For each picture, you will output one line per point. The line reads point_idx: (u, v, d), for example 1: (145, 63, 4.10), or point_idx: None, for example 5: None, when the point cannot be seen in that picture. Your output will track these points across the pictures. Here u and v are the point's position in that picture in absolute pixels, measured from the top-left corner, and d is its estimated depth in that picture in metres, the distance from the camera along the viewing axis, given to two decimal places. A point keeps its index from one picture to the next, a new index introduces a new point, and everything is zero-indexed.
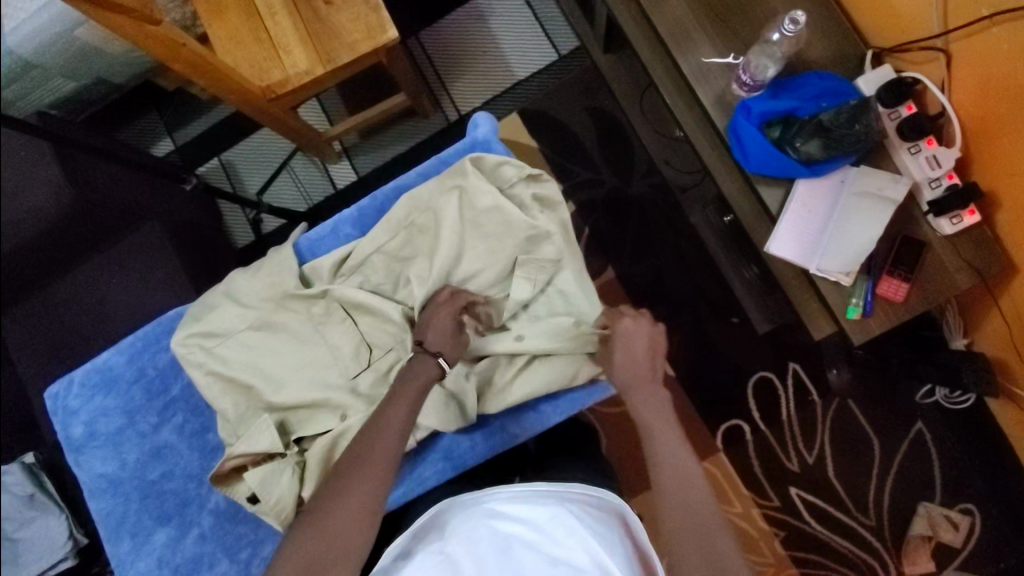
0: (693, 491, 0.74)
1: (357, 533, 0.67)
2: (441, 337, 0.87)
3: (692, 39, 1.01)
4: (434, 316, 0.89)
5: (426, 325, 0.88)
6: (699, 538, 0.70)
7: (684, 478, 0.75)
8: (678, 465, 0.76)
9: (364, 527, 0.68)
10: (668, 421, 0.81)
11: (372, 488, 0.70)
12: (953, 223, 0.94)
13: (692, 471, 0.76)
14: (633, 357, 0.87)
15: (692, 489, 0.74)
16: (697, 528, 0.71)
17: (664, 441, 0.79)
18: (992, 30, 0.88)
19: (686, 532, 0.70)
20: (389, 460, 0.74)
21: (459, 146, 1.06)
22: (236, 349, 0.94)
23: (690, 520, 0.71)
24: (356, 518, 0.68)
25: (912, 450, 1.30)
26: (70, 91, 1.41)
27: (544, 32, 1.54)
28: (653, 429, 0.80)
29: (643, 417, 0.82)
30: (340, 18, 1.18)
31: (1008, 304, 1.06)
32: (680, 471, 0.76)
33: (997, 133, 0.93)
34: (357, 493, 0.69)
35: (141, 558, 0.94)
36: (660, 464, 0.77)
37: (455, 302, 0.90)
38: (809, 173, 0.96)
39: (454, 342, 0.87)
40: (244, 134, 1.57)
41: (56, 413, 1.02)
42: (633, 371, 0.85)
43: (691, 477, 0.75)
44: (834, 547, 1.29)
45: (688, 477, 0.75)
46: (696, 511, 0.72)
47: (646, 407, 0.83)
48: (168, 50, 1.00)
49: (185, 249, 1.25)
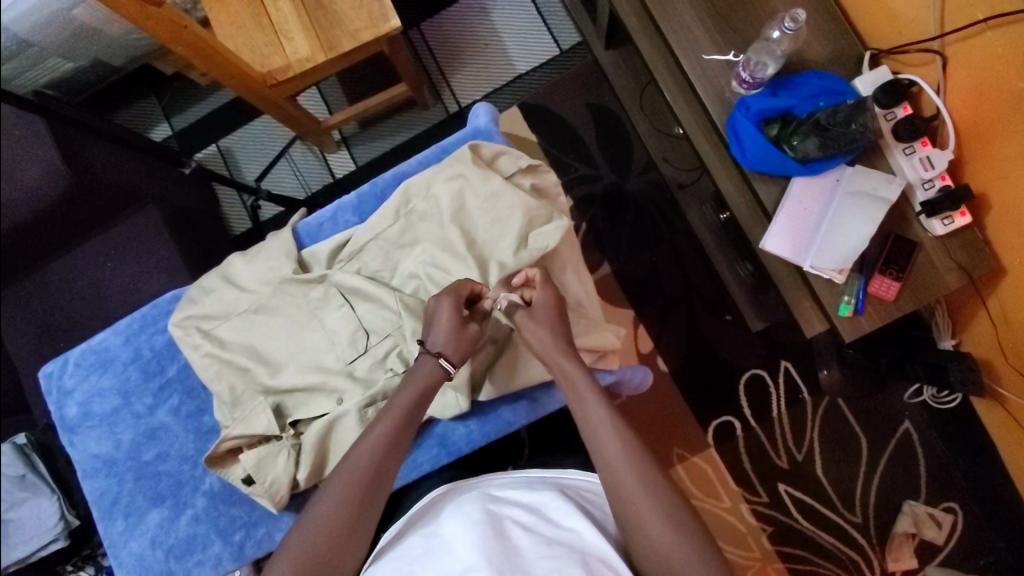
0: (647, 485, 0.68)
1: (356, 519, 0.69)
2: (445, 342, 0.81)
3: (694, 36, 1.02)
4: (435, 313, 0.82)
5: (428, 323, 0.82)
6: (670, 531, 0.65)
7: (635, 472, 0.69)
8: (627, 458, 0.70)
9: (366, 517, 0.70)
10: (606, 411, 0.75)
11: (358, 495, 0.70)
12: (944, 224, 0.96)
13: (644, 461, 0.70)
14: (550, 327, 0.82)
15: (648, 480, 0.68)
16: (662, 523, 0.66)
17: (604, 435, 0.72)
18: (988, 33, 0.90)
19: (643, 514, 0.66)
20: (391, 442, 0.75)
21: (460, 135, 1.06)
22: (232, 332, 0.95)
23: (650, 513, 0.66)
24: (352, 516, 0.69)
25: (898, 449, 1.32)
26: (67, 72, 1.40)
27: (546, 27, 1.55)
28: (590, 422, 0.74)
29: (581, 386, 0.78)
30: (343, 7, 1.18)
31: (995, 307, 1.08)
32: (628, 460, 0.70)
33: (990, 135, 0.95)
34: (347, 502, 0.70)
35: (134, 538, 0.95)
36: (607, 461, 0.71)
37: (451, 292, 0.83)
38: (806, 171, 0.98)
39: (459, 347, 0.82)
40: (243, 121, 1.57)
41: (50, 392, 1.04)
42: (549, 346, 0.81)
43: (644, 469, 0.69)
44: (819, 544, 1.30)
45: (628, 448, 0.71)
46: (655, 502, 0.67)
47: (583, 400, 0.76)
48: (169, 33, 1.00)
49: (181, 232, 1.25)
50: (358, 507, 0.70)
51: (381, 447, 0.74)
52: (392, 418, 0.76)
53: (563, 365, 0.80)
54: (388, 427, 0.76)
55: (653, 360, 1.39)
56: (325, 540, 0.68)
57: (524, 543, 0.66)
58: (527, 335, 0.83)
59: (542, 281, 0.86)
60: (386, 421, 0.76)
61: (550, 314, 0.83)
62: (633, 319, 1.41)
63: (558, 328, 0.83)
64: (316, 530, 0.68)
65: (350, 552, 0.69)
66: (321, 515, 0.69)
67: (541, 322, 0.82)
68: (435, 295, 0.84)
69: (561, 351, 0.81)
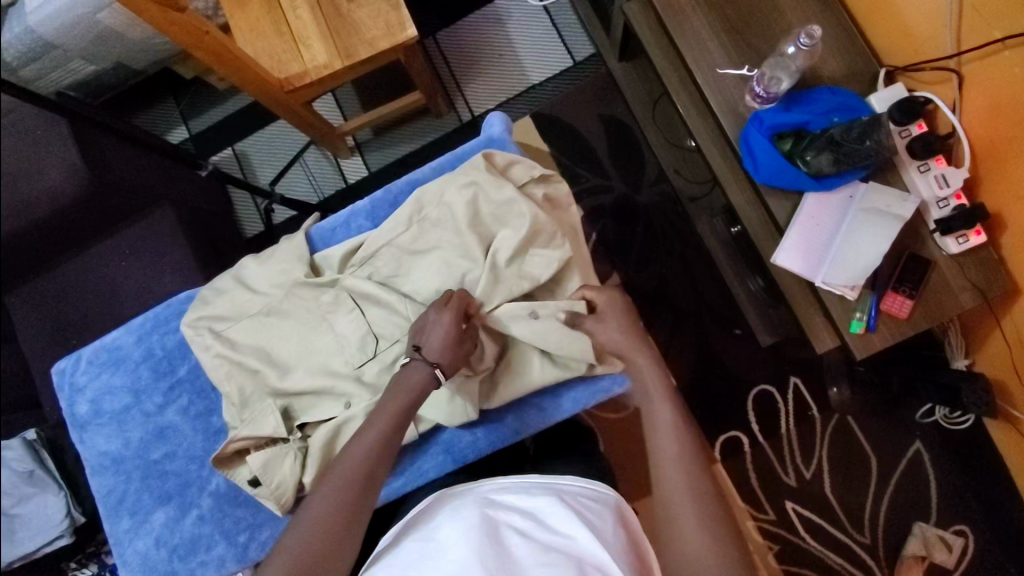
0: (696, 496, 0.66)
1: (347, 517, 0.70)
2: (441, 348, 0.81)
3: (708, 50, 1.02)
4: (434, 322, 0.83)
5: (424, 329, 0.83)
6: (708, 542, 0.63)
7: (688, 481, 0.67)
8: (679, 462, 0.68)
9: (355, 517, 0.70)
10: (672, 415, 0.73)
11: (346, 504, 0.70)
12: (959, 243, 0.95)
13: (696, 471, 0.68)
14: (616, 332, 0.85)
15: (694, 488, 0.66)
16: (706, 537, 0.63)
17: (665, 444, 0.70)
18: (1005, 53, 0.89)
19: (683, 525, 0.64)
20: (383, 444, 0.75)
21: (472, 144, 1.07)
22: (243, 333, 0.96)
23: (689, 521, 0.64)
24: (345, 517, 0.70)
25: (909, 469, 1.31)
26: (90, 74, 1.43)
27: (561, 38, 1.56)
28: (655, 425, 0.72)
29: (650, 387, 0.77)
30: (361, 15, 1.20)
31: (1010, 326, 1.06)
32: (680, 466, 0.68)
33: (1006, 155, 0.94)
34: (338, 503, 0.70)
35: (139, 537, 0.95)
36: (660, 462, 0.69)
37: (451, 306, 0.84)
38: (819, 187, 0.97)
39: (454, 355, 0.82)
40: (259, 125, 1.59)
41: (62, 388, 1.05)
42: (621, 341, 0.83)
43: (695, 479, 0.67)
44: (827, 564, 1.29)
45: (683, 457, 0.69)
46: (697, 511, 0.65)
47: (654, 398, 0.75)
48: (191, 38, 1.01)
49: (196, 235, 1.26)
50: (349, 507, 0.70)
51: (377, 448, 0.75)
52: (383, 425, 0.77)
53: (635, 360, 0.81)
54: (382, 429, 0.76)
55: None
56: (318, 540, 0.67)
57: (519, 550, 0.66)
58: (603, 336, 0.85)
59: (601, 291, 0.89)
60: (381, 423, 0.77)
61: (614, 315, 0.86)
62: (642, 331, 1.40)
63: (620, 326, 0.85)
64: (308, 530, 0.68)
65: (346, 550, 0.69)
66: (315, 516, 0.69)
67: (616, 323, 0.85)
68: (434, 305, 0.85)
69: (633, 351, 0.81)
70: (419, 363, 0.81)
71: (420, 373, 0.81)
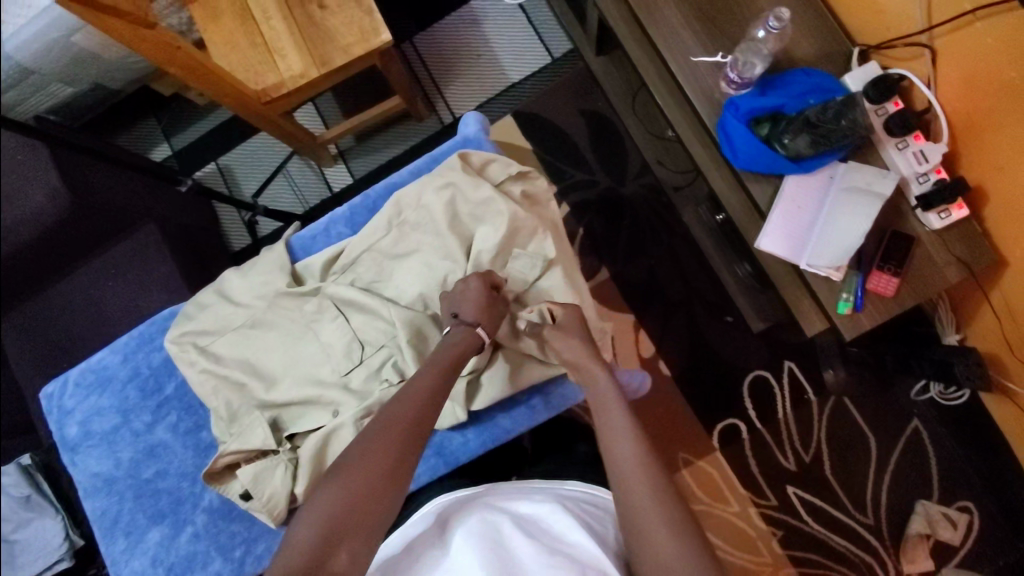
0: (654, 492, 0.66)
1: (394, 462, 0.65)
2: (477, 313, 0.83)
3: (680, 39, 1.02)
4: (463, 292, 0.84)
5: (457, 297, 0.84)
6: (675, 542, 0.62)
7: (644, 477, 0.68)
8: (638, 464, 0.69)
9: (402, 466, 0.66)
10: (624, 415, 0.74)
11: (393, 452, 0.66)
12: (941, 217, 0.95)
13: (652, 467, 0.68)
14: (573, 349, 0.83)
15: (658, 489, 0.67)
16: (666, 528, 0.63)
17: (621, 446, 0.71)
18: (977, 24, 0.89)
19: (648, 527, 0.64)
20: (427, 399, 0.72)
21: (449, 145, 1.07)
22: (228, 346, 0.96)
23: (656, 521, 0.64)
24: (394, 463, 0.65)
25: (908, 447, 1.30)
26: (68, 96, 1.42)
27: (537, 35, 1.56)
28: (608, 426, 0.74)
29: (597, 394, 0.78)
30: (334, 23, 1.19)
31: (999, 299, 1.06)
32: (640, 470, 0.68)
33: (984, 128, 0.94)
34: (385, 451, 0.65)
35: (135, 557, 0.95)
36: (619, 468, 0.69)
37: (479, 276, 0.85)
38: (798, 169, 0.97)
39: (489, 319, 0.83)
40: (241, 139, 1.59)
41: (51, 412, 1.04)
42: (579, 352, 0.82)
43: (652, 475, 0.68)
44: (831, 547, 1.28)
45: (640, 460, 0.69)
46: (662, 511, 0.65)
47: (605, 406, 0.76)
48: (163, 54, 1.01)
49: (182, 253, 1.26)
50: (395, 453, 0.66)
51: (419, 401, 0.71)
52: (423, 382, 0.73)
53: (588, 371, 0.81)
54: (424, 384, 0.73)
55: (655, 364, 1.38)
56: (361, 484, 0.63)
57: (525, 555, 0.66)
58: (557, 347, 0.84)
59: (563, 307, 0.88)
60: (423, 378, 0.73)
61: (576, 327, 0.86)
62: (634, 324, 1.40)
63: (576, 344, 0.83)
64: (354, 474, 0.63)
65: (390, 500, 0.64)
66: (360, 461, 0.64)
67: (572, 335, 0.84)
68: (464, 277, 0.87)
69: (585, 359, 0.82)
70: (460, 326, 0.81)
71: (462, 334, 0.81)
